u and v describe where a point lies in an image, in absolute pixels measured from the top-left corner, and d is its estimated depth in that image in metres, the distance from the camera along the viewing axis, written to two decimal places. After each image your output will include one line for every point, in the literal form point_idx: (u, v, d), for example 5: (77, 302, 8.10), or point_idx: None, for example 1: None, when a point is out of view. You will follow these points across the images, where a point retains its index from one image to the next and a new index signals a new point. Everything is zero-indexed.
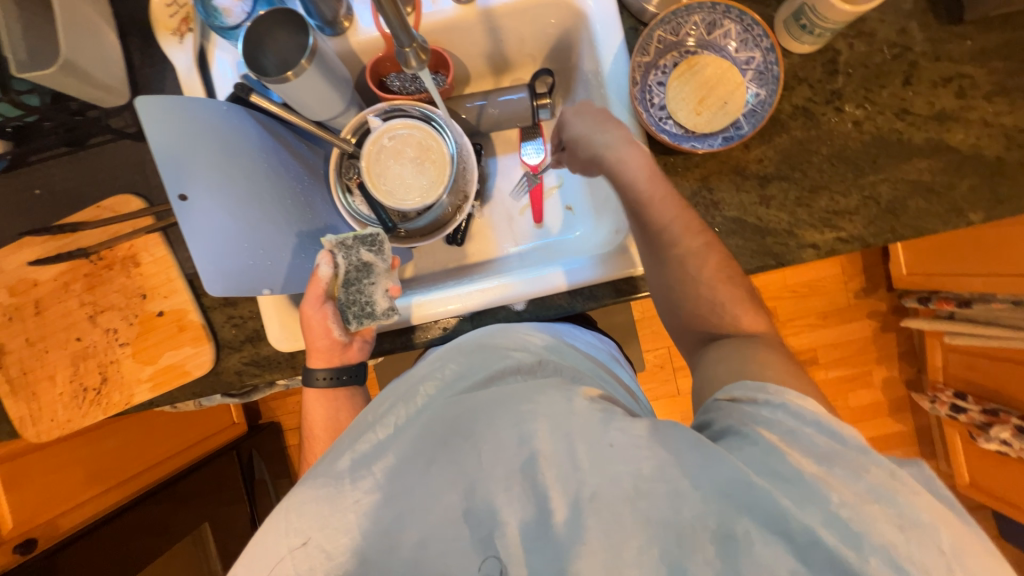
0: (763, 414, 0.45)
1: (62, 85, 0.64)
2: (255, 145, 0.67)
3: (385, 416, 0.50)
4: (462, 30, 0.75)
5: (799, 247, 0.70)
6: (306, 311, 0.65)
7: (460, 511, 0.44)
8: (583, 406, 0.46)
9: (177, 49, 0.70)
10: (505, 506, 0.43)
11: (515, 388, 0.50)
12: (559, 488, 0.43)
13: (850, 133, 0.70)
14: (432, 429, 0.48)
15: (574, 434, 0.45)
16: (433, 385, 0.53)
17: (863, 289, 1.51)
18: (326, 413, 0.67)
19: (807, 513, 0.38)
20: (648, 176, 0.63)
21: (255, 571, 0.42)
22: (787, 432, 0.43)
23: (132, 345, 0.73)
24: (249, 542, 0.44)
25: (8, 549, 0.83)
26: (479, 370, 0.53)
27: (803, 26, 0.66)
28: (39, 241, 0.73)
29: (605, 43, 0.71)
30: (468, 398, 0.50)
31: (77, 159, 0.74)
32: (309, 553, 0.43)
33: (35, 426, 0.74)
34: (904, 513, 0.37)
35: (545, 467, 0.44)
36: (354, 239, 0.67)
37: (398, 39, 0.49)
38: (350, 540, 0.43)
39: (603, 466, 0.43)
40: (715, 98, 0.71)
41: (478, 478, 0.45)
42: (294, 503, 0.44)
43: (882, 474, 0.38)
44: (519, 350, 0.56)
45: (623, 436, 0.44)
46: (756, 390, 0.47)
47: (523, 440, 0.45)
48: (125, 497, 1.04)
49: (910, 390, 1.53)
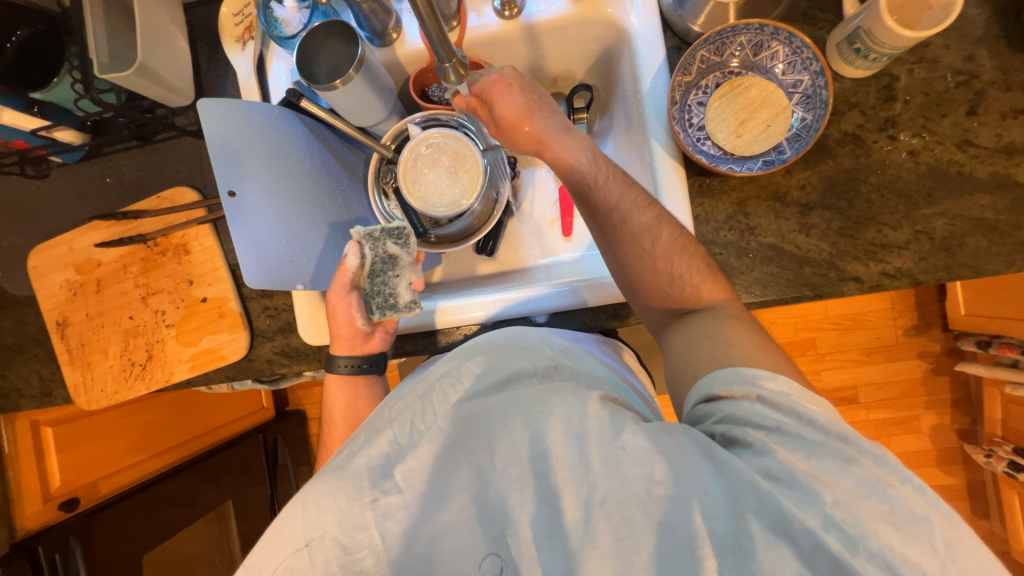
0: (742, 410, 0.47)
1: (137, 85, 0.69)
2: (300, 146, 0.71)
3: (399, 413, 0.51)
4: (504, 44, 0.76)
5: (840, 279, 0.66)
6: (332, 299, 0.68)
7: (472, 509, 0.44)
8: (595, 409, 0.46)
9: (239, 55, 0.75)
10: (518, 505, 0.44)
11: (530, 392, 0.50)
12: (571, 488, 0.43)
13: (903, 162, 0.66)
14: (449, 432, 0.48)
15: (586, 437, 0.45)
16: (451, 390, 0.52)
17: (914, 327, 1.41)
18: (346, 398, 0.70)
19: (806, 513, 0.39)
20: (647, 205, 0.63)
21: (273, 559, 0.43)
22: (773, 428, 0.45)
23: (177, 327, 0.78)
24: (266, 529, 0.45)
25: (53, 506, 0.92)
26: (497, 371, 0.53)
27: (857, 50, 0.63)
28: (105, 225, 0.80)
29: (645, 62, 0.70)
30: (483, 401, 0.50)
31: (145, 152, 0.80)
32: (326, 545, 0.43)
33: (87, 394, 0.80)
34: (895, 509, 0.39)
35: (558, 467, 0.44)
36: (381, 231, 0.69)
37: (438, 55, 0.51)
38: (366, 536, 0.44)
39: (615, 470, 0.43)
40: (757, 120, 0.70)
41: (492, 477, 0.45)
42: (311, 496, 0.45)
43: (870, 467, 0.41)
44: (536, 352, 0.56)
45: (636, 439, 0.44)
46: (731, 382, 0.50)
47: (535, 439, 0.46)
48: (160, 468, 1.10)
49: (963, 441, 1.41)
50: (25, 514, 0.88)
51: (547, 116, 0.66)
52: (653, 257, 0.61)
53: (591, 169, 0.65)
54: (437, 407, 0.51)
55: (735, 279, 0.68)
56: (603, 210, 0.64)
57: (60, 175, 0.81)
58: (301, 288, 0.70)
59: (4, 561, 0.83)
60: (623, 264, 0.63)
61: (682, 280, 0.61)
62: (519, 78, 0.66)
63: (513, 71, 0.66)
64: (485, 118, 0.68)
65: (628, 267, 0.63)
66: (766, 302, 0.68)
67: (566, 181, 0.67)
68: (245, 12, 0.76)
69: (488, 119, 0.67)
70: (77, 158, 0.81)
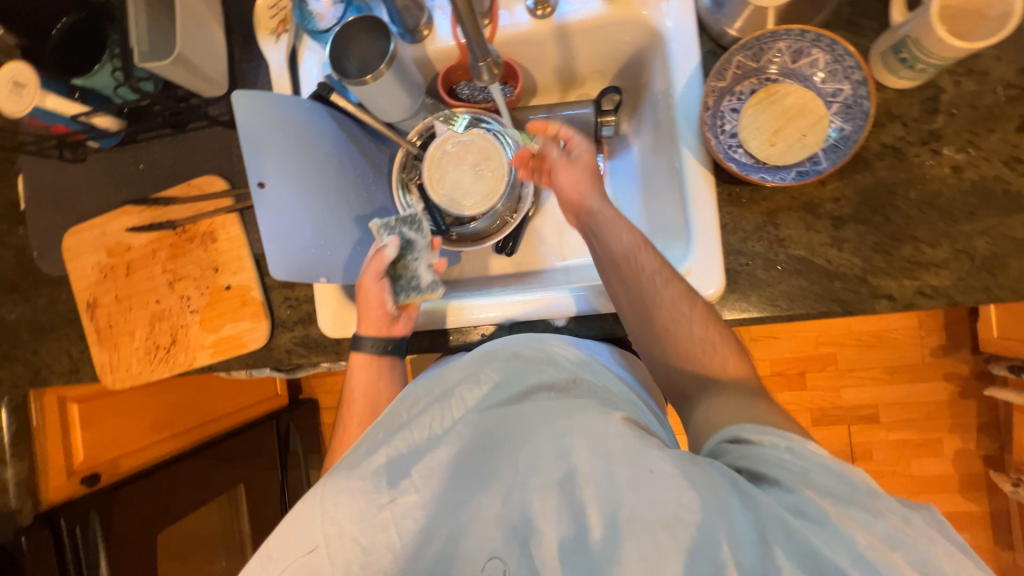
0: (766, 453, 0.44)
1: (174, 74, 0.71)
2: (328, 140, 0.71)
3: (419, 417, 0.52)
4: (535, 43, 0.76)
5: (871, 296, 0.64)
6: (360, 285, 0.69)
7: (495, 516, 0.44)
8: (619, 429, 0.46)
9: (273, 47, 0.76)
10: (541, 515, 0.43)
11: (552, 405, 0.50)
12: (596, 504, 0.42)
13: (945, 178, 0.64)
14: (470, 439, 0.49)
15: (612, 456, 0.44)
16: (467, 393, 0.53)
17: (941, 346, 1.36)
18: (367, 380, 0.69)
19: (840, 555, 0.37)
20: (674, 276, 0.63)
21: (290, 554, 0.44)
22: (801, 472, 0.42)
23: (201, 313, 0.80)
24: (284, 523, 0.46)
25: (76, 480, 0.95)
26: (515, 383, 0.53)
27: (903, 60, 0.61)
28: (137, 210, 0.82)
29: (679, 66, 0.69)
30: (502, 411, 0.50)
31: (178, 141, 0.82)
32: (345, 544, 0.44)
33: (112, 373, 0.83)
34: (922, 560, 0.37)
35: (584, 482, 0.43)
36: (396, 220, 0.71)
37: (473, 53, 0.51)
38: (384, 537, 0.44)
39: (641, 491, 0.42)
40: (792, 129, 0.67)
41: (516, 487, 0.45)
42: (329, 493, 0.46)
43: (898, 521, 0.39)
44: (552, 366, 0.57)
45: (663, 464, 0.43)
46: (759, 430, 0.47)
47: (560, 454, 0.45)
48: (177, 449, 1.12)
49: (988, 467, 1.36)
50: (50, 486, 0.91)
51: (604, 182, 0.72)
52: (691, 323, 0.60)
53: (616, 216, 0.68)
54: (453, 412, 0.52)
55: (761, 291, 0.66)
56: (643, 271, 0.62)
57: (97, 160, 0.84)
58: (324, 281, 0.68)
59: (28, 531, 0.86)
60: (656, 326, 0.61)
61: (715, 348, 0.59)
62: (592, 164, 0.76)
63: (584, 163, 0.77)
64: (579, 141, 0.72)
65: (666, 329, 0.60)
66: (792, 316, 0.66)
67: (602, 245, 0.65)
68: (280, 5, 0.76)
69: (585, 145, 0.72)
70: (113, 144, 0.83)
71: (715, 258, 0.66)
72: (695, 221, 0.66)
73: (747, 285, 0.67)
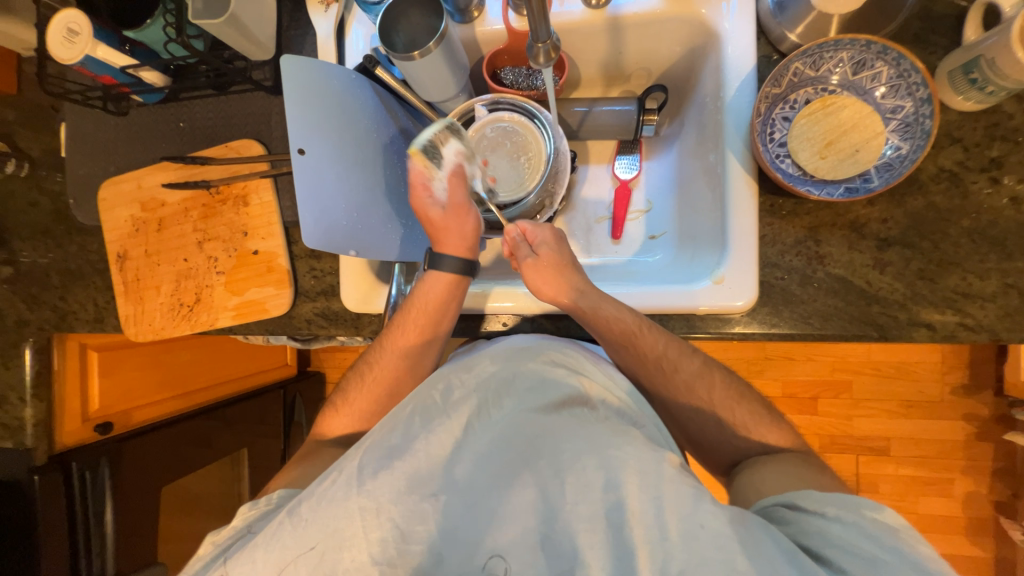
0: (832, 530, 0.46)
1: (224, 35, 0.71)
2: (369, 114, 0.71)
3: (455, 403, 0.54)
4: (586, 33, 0.74)
5: (910, 324, 0.62)
6: (432, 212, 0.70)
7: (538, 536, 0.47)
8: (672, 474, 0.46)
9: (321, 16, 0.76)
10: (587, 548, 0.44)
11: (597, 430, 0.50)
12: (646, 550, 0.43)
13: (1003, 209, 0.61)
14: (512, 445, 0.51)
15: (663, 500, 0.44)
16: (504, 393, 0.55)
17: (963, 385, 1.33)
18: (441, 294, 0.69)
19: None
20: (676, 351, 0.65)
21: (324, 519, 0.46)
22: (869, 558, 0.43)
23: (227, 275, 0.80)
24: (321, 488, 0.48)
25: (90, 427, 0.96)
26: (552, 393, 0.54)
27: (973, 80, 0.59)
28: (173, 167, 0.83)
29: (733, 70, 0.67)
30: (543, 423, 0.52)
31: (219, 102, 0.82)
32: (382, 523, 0.46)
33: (135, 326, 0.84)
34: None
35: (633, 522, 0.44)
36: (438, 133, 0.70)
37: (536, 33, 0.51)
38: (423, 529, 0.47)
39: (692, 547, 0.42)
40: (845, 143, 0.65)
41: (561, 510, 0.47)
42: (368, 470, 0.48)
43: None
44: (588, 381, 0.57)
45: (714, 520, 0.43)
46: (824, 503, 0.49)
47: (608, 487, 0.46)
48: (185, 408, 1.14)
49: (999, 513, 1.32)
50: (64, 430, 0.93)
51: (575, 274, 0.68)
52: (712, 401, 0.64)
53: (602, 299, 0.66)
54: (492, 410, 0.54)
55: (794, 308, 0.65)
56: (653, 357, 0.64)
57: (139, 115, 0.85)
58: (353, 255, 0.68)
59: (42, 471, 0.88)
60: (679, 404, 0.65)
61: (748, 426, 0.63)
62: (565, 239, 0.73)
63: (559, 231, 0.74)
64: (523, 253, 0.70)
65: (692, 408, 0.65)
66: (824, 336, 0.64)
67: (606, 333, 0.64)
68: None
69: (527, 258, 0.69)
70: (156, 100, 0.84)
71: (749, 269, 0.64)
72: (733, 229, 0.65)
73: (780, 300, 0.65)
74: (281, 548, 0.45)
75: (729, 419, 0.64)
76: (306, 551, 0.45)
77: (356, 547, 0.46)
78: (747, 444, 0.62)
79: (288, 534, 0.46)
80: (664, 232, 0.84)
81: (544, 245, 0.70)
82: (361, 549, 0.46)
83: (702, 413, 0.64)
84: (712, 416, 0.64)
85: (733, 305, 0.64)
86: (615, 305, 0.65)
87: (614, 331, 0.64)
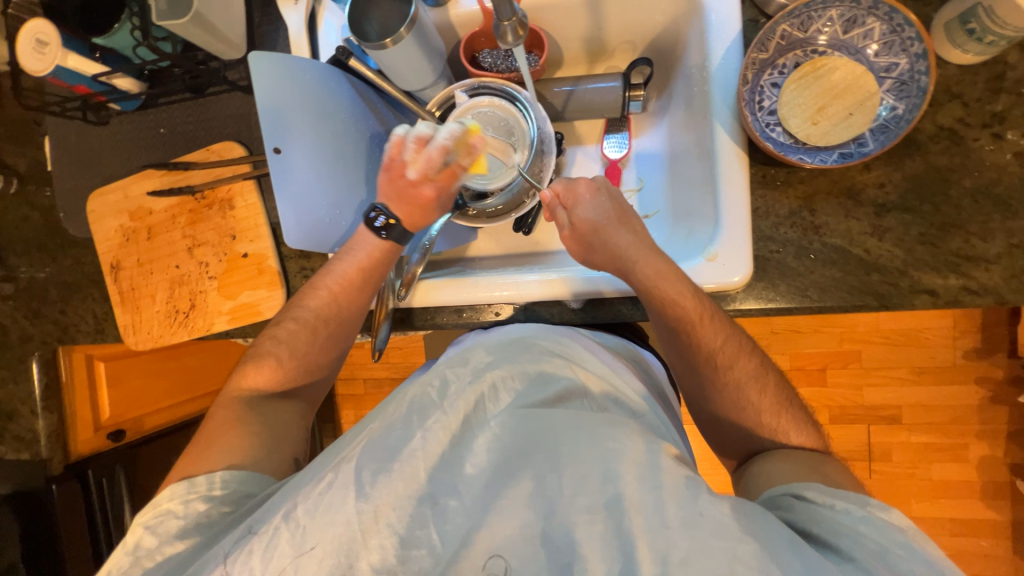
0: (839, 520, 0.45)
1: (192, 35, 0.70)
2: (346, 108, 0.70)
3: (453, 397, 0.52)
4: (564, 8, 0.72)
5: (910, 292, 0.60)
6: (425, 193, 0.67)
7: (538, 533, 0.45)
8: (670, 464, 0.46)
9: (291, 9, 0.74)
10: (587, 542, 0.43)
11: (596, 423, 0.49)
12: (647, 541, 0.42)
13: (1007, 165, 0.59)
14: (510, 444, 0.49)
15: (663, 490, 0.43)
16: (501, 386, 0.54)
17: (975, 349, 1.30)
18: (368, 250, 0.69)
19: None
20: (724, 338, 0.62)
21: (320, 522, 0.45)
22: (878, 551, 0.42)
23: (219, 280, 0.80)
24: (314, 488, 0.47)
25: (104, 435, 1.01)
26: (551, 385, 0.53)
27: (971, 31, 0.56)
28: (157, 175, 0.83)
29: (718, 36, 0.65)
30: (542, 416, 0.50)
31: (197, 105, 0.82)
32: (380, 529, 0.45)
33: (135, 335, 0.84)
34: None
35: (634, 513, 0.43)
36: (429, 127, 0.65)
37: (499, 11, 0.49)
38: (424, 534, 0.46)
39: (694, 535, 0.41)
40: (838, 107, 0.62)
41: (560, 506, 0.45)
42: (364, 473, 0.47)
43: None
44: (581, 372, 0.57)
45: (715, 510, 0.43)
46: (832, 495, 0.48)
47: (608, 478, 0.45)
48: (191, 412, 1.21)
49: (1015, 476, 1.30)
50: (78, 439, 0.94)
51: (620, 233, 0.66)
52: (714, 383, 0.63)
53: (644, 263, 0.64)
54: (489, 404, 0.52)
55: (790, 281, 0.63)
56: (704, 352, 0.62)
57: (119, 123, 0.84)
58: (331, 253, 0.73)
59: (59, 480, 0.90)
60: (705, 387, 0.64)
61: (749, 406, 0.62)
62: (601, 193, 0.69)
63: (593, 182, 0.71)
64: (559, 219, 0.69)
65: (704, 385, 0.64)
66: (822, 308, 0.63)
67: (659, 317, 0.63)
68: None
69: (565, 226, 0.69)
70: (134, 107, 0.83)
71: (743, 243, 0.62)
72: (725, 203, 0.63)
73: (776, 274, 0.63)
74: (277, 557, 0.44)
75: (729, 398, 0.62)
76: (305, 559, 0.44)
77: (363, 557, 0.45)
78: (750, 422, 0.61)
79: (284, 541, 0.45)
80: (657, 210, 0.82)
81: (579, 209, 0.68)
82: (363, 558, 0.45)
83: (706, 391, 0.64)
84: (714, 394, 0.63)
85: (730, 281, 0.62)
86: (669, 284, 0.61)
87: (670, 321, 0.62)
